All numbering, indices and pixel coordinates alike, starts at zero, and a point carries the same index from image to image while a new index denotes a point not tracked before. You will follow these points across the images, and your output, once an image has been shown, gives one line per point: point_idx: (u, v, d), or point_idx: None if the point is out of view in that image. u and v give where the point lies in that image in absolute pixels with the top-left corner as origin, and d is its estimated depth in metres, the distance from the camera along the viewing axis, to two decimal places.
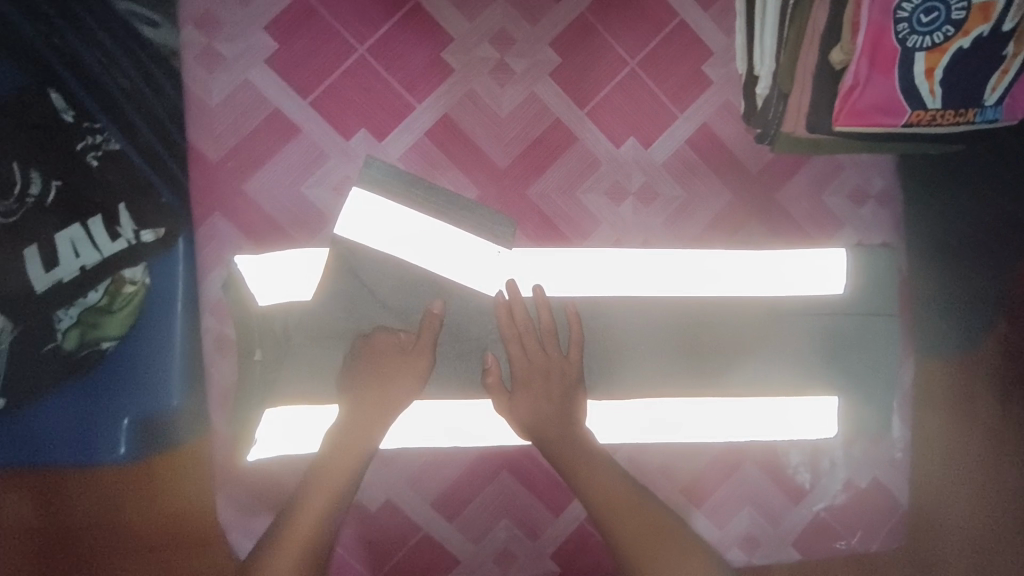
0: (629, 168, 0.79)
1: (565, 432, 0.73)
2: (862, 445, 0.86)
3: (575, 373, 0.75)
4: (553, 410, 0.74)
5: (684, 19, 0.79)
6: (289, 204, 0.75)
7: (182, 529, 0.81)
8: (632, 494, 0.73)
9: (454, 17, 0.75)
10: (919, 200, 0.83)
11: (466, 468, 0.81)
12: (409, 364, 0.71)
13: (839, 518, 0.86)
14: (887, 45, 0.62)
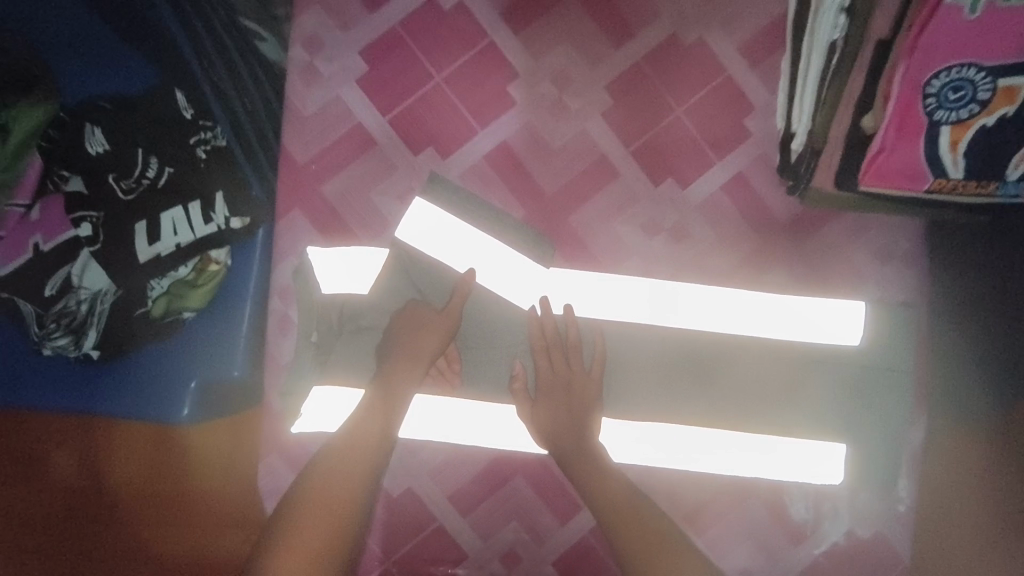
0: (667, 206, 0.86)
1: (578, 440, 0.79)
2: (868, 497, 0.88)
3: (594, 389, 0.81)
4: (569, 419, 0.79)
5: (731, 76, 0.86)
6: (358, 206, 0.84)
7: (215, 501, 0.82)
8: (639, 507, 0.76)
9: (522, 58, 0.85)
10: (940, 261, 0.86)
11: (485, 467, 0.86)
12: (433, 350, 0.78)
13: (839, 565, 0.88)
14: (914, 117, 0.68)
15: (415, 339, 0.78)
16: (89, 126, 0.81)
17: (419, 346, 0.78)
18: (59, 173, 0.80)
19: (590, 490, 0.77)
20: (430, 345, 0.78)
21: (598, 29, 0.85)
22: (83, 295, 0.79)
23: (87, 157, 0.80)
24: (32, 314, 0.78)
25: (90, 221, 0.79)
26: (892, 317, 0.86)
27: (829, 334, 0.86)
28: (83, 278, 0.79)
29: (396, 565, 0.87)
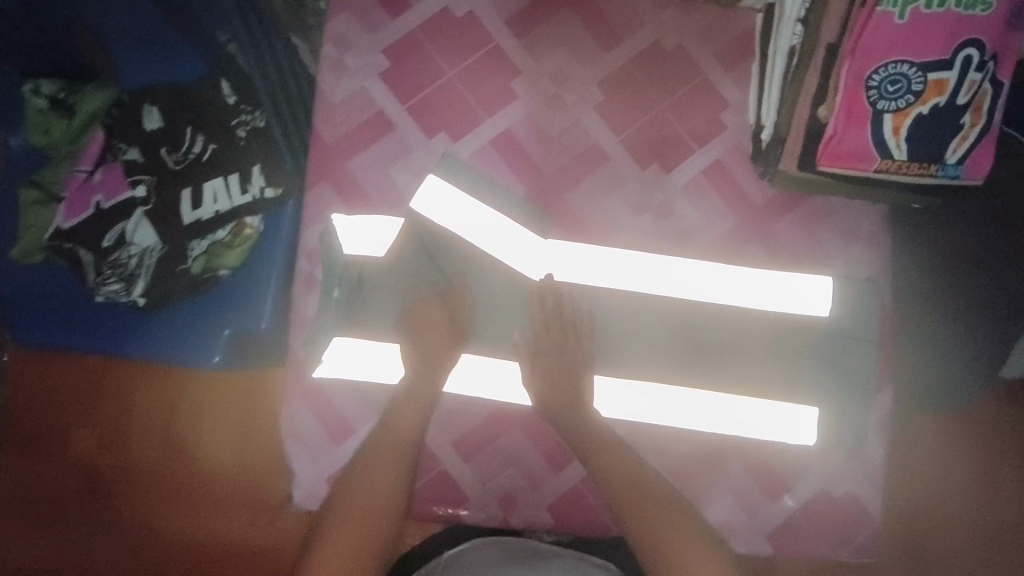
0: (652, 188, 0.97)
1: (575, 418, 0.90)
2: (839, 458, 0.95)
3: (585, 360, 0.93)
4: (570, 396, 0.91)
5: (708, 77, 0.98)
6: (378, 182, 0.95)
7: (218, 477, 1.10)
8: (632, 468, 0.87)
9: (525, 58, 0.96)
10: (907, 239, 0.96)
11: (485, 420, 0.96)
12: (454, 333, 0.92)
13: (812, 521, 0.95)
14: (860, 105, 0.78)
15: (429, 328, 0.91)
16: (147, 106, 0.92)
17: (438, 333, 0.91)
18: (118, 145, 0.91)
19: (591, 456, 0.88)
20: (446, 330, 0.92)
21: (593, 36, 0.97)
22: (133, 251, 0.90)
23: (144, 131, 0.91)
24: (91, 263, 0.90)
25: (144, 184, 0.90)
26: (857, 290, 0.95)
27: (801, 303, 0.95)
28: (135, 233, 0.89)
29: None
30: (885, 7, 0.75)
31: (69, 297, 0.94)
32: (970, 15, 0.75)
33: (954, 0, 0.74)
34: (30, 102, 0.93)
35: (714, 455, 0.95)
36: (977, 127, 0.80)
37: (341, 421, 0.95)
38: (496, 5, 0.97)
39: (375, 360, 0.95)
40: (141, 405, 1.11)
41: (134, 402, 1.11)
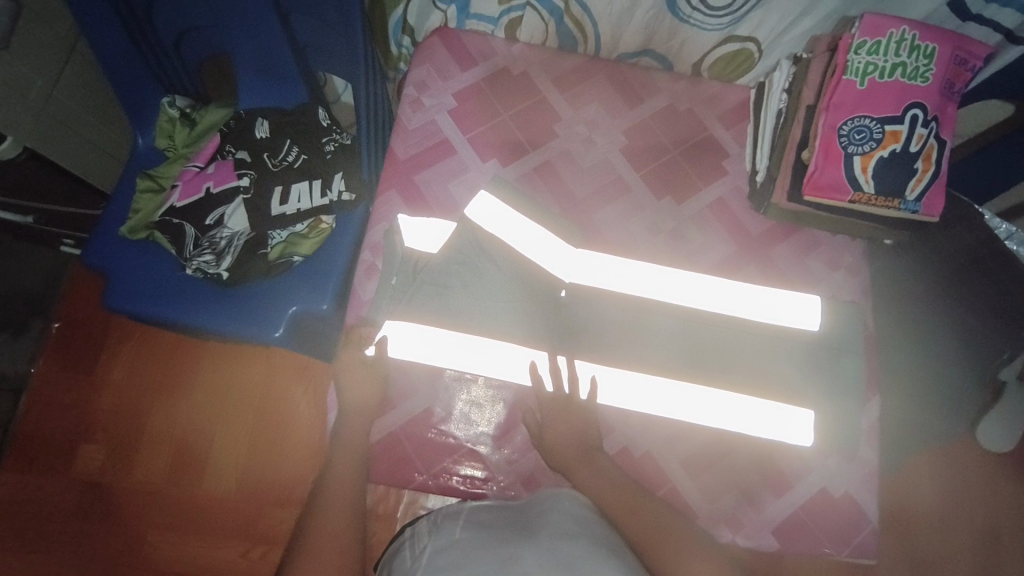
0: (666, 215, 1.15)
1: (587, 461, 0.95)
2: (836, 459, 1.05)
3: (578, 407, 1.01)
4: (580, 441, 0.98)
5: (712, 132, 1.20)
6: (439, 193, 1.13)
7: (181, 477, 1.41)
8: (636, 498, 0.89)
9: (566, 107, 1.20)
10: (877, 268, 1.16)
11: (508, 404, 1.06)
12: (371, 398, 1.00)
13: (815, 519, 1.02)
14: (834, 149, 0.99)
15: (356, 387, 1.00)
16: (259, 120, 1.14)
17: (363, 392, 1.00)
18: (229, 148, 1.12)
19: (583, 480, 0.93)
20: (370, 395, 1.00)
21: (619, 95, 1.21)
22: (226, 233, 1.06)
23: (253, 138, 1.12)
24: (192, 236, 1.06)
25: (248, 177, 1.09)
26: (844, 310, 1.11)
27: (792, 319, 1.08)
28: (232, 219, 1.07)
29: (432, 483, 1.03)
30: (849, 76, 0.98)
31: (163, 270, 1.08)
32: (913, 85, 0.98)
33: (900, 73, 0.98)
34: (164, 111, 1.15)
35: (720, 451, 1.04)
36: (928, 172, 0.99)
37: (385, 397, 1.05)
38: (544, 67, 1.22)
39: (424, 341, 1.04)
40: (195, 442, 1.43)
41: (193, 436, 1.43)
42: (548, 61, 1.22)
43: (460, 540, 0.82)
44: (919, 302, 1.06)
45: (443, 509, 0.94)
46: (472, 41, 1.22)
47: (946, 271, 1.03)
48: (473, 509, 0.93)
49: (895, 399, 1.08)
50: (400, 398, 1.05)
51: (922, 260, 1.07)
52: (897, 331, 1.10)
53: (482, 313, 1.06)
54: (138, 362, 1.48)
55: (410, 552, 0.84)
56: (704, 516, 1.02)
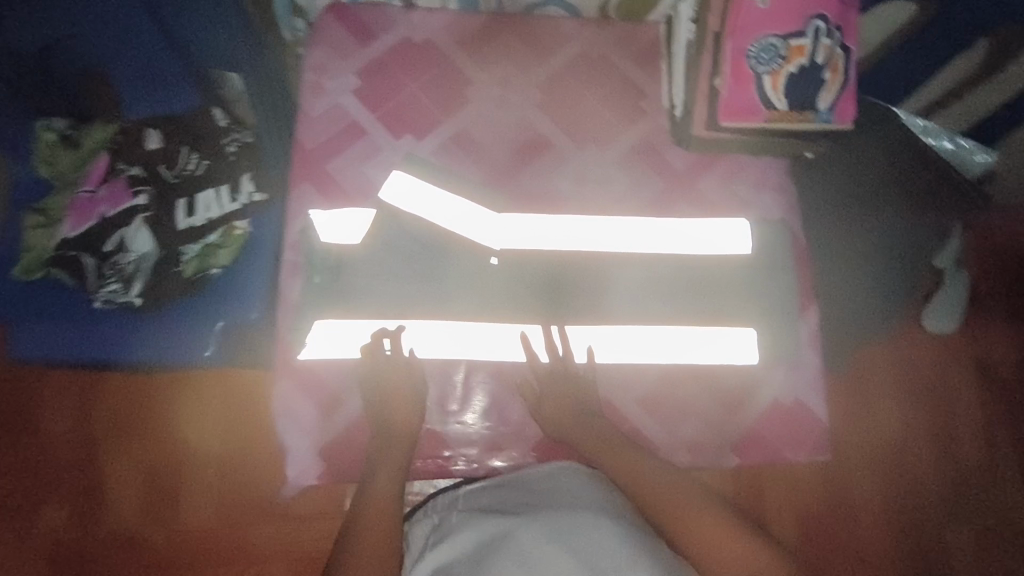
0: (589, 164, 1.13)
1: (580, 418, 0.99)
2: (780, 369, 1.08)
3: (559, 369, 1.02)
4: (568, 402, 0.99)
5: (628, 73, 1.17)
6: (355, 179, 1.08)
7: (127, 528, 1.23)
8: (623, 445, 0.95)
9: (473, 69, 1.14)
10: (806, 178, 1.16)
11: (464, 376, 1.05)
12: (418, 392, 1.00)
13: (770, 428, 1.07)
14: (743, 71, 0.98)
15: (388, 388, 0.98)
16: (149, 131, 1.07)
17: (398, 389, 0.98)
18: (120, 167, 1.04)
19: (601, 456, 0.95)
20: (410, 390, 0.99)
21: (529, 49, 1.16)
22: (132, 257, 0.99)
23: (145, 151, 1.05)
24: (92, 267, 0.99)
25: (146, 193, 1.02)
26: (771, 230, 1.13)
27: (720, 247, 1.11)
28: (134, 241, 1.00)
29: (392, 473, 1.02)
30: None
31: (65, 307, 1.00)
32: None
33: None
34: (42, 135, 1.07)
35: (673, 384, 1.06)
36: (837, 81, 0.99)
37: (331, 395, 1.03)
38: (448, 31, 1.15)
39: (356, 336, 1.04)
40: (137, 484, 1.25)
41: (133, 479, 1.25)
42: (450, 24, 1.15)
43: (469, 516, 0.91)
44: (838, 205, 1.10)
45: (439, 499, 0.99)
46: (367, 12, 1.13)
47: (861, 167, 1.06)
48: (468, 493, 0.98)
49: (825, 297, 1.15)
50: (348, 394, 1.03)
51: (840, 168, 1.09)
52: (828, 236, 1.12)
53: (416, 289, 1.05)
54: (48, 411, 1.28)
55: (426, 530, 0.93)
56: (666, 447, 1.05)
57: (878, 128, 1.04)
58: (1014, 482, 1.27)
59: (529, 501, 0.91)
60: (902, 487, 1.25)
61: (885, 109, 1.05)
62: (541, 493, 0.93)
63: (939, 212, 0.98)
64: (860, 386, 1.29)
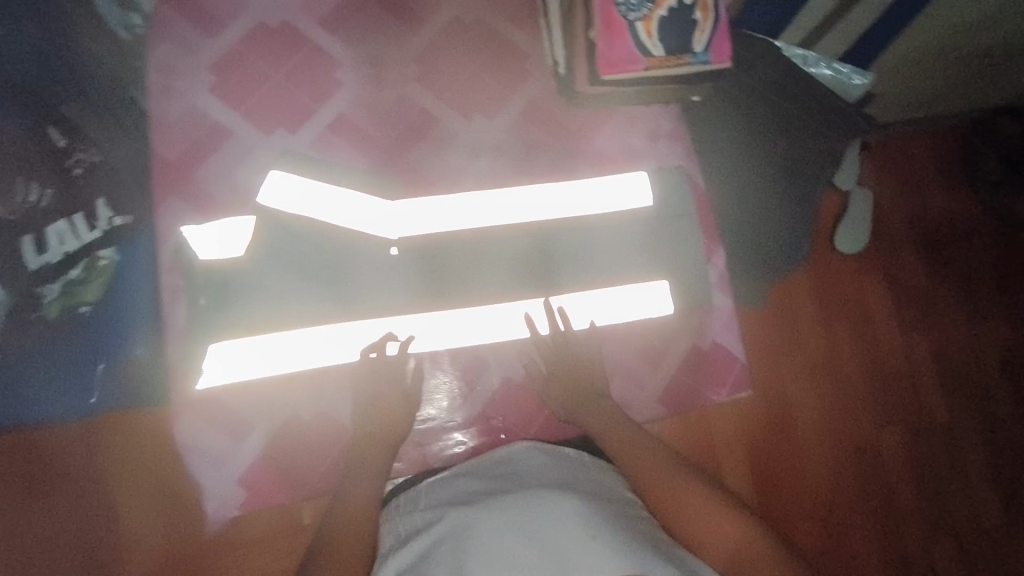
0: (480, 134, 1.08)
1: (594, 392, 0.99)
2: (681, 317, 1.14)
3: (551, 345, 1.03)
4: (573, 377, 1.01)
5: (507, 35, 1.12)
6: (230, 186, 1.00)
7: None
8: (613, 415, 0.95)
9: (340, 48, 1.06)
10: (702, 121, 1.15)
11: (448, 372, 1.06)
12: (413, 388, 0.99)
13: (687, 372, 1.14)
14: (615, 20, 0.95)
15: (379, 392, 0.96)
16: None
17: (386, 396, 0.96)
18: None
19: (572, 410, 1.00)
20: (407, 386, 0.98)
21: (397, 21, 1.08)
22: None
23: None
24: None
25: None
26: (670, 178, 1.14)
27: (622, 202, 1.10)
28: None
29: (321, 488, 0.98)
30: None
31: None
32: None
33: None
34: None
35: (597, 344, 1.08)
36: (710, 20, 0.97)
37: (240, 420, 0.97)
38: (306, 11, 1.05)
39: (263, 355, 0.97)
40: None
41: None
42: (306, 3, 1.06)
43: (443, 501, 0.88)
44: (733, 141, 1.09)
45: (400, 498, 0.95)
46: (213, 1, 1.03)
47: (744, 99, 1.06)
48: (432, 485, 0.94)
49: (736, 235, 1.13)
50: (259, 416, 0.98)
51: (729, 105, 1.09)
52: (727, 174, 1.12)
53: (304, 300, 0.99)
54: None
55: (401, 513, 0.90)
56: None
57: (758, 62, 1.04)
58: (942, 384, 1.29)
59: (503, 484, 0.88)
60: (829, 409, 1.25)
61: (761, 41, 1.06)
62: (504, 476, 0.92)
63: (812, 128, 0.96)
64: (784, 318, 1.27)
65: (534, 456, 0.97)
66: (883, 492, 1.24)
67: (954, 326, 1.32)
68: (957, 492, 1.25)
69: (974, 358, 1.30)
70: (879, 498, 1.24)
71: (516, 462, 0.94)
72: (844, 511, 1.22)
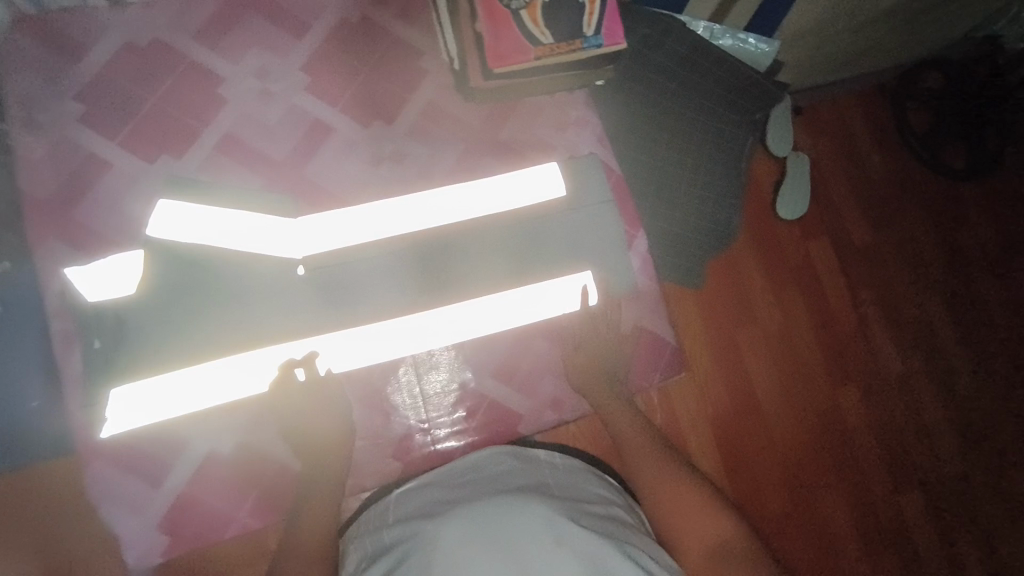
0: (380, 140, 1.06)
1: (610, 358, 1.08)
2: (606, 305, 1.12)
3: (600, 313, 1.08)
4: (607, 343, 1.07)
5: (398, 34, 1.08)
6: (113, 219, 0.95)
7: None
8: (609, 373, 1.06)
9: (220, 64, 1.01)
10: (611, 105, 1.18)
11: (469, 358, 1.08)
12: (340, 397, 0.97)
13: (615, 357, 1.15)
14: (498, 11, 0.93)
15: (313, 413, 0.94)
16: None
17: (314, 409, 0.94)
18: None
19: (587, 380, 1.05)
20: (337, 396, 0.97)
21: (277, 29, 1.04)
22: None
23: None
24: None
25: None
26: (580, 166, 1.12)
27: (534, 194, 1.09)
28: None
29: (250, 523, 0.95)
30: None
31: None
32: None
33: None
34: None
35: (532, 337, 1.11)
36: (597, 3, 0.96)
37: (152, 464, 0.92)
38: (177, 27, 1.00)
39: (162, 398, 0.92)
40: None
41: None
42: (176, 18, 1.00)
43: (412, 518, 0.86)
44: (652, 125, 1.17)
45: (370, 513, 0.93)
46: (70, 23, 0.97)
47: (662, 84, 1.16)
48: (400, 499, 0.92)
49: (665, 214, 1.19)
50: (173, 454, 0.94)
51: (646, 89, 1.17)
52: (642, 156, 1.18)
53: (266, 316, 0.97)
54: None
55: (367, 533, 0.88)
56: (528, 413, 1.09)
57: (662, 47, 1.15)
58: (878, 330, 1.49)
59: (475, 494, 0.87)
60: (773, 380, 1.42)
61: (664, 20, 1.14)
62: (474, 483, 0.91)
63: (732, 103, 1.18)
64: (727, 295, 1.42)
65: (502, 460, 0.96)
66: (846, 448, 1.43)
67: (889, 281, 1.51)
68: (913, 430, 1.46)
69: (932, 298, 1.52)
70: (843, 454, 1.42)
71: (483, 469, 0.94)
72: (810, 474, 1.40)
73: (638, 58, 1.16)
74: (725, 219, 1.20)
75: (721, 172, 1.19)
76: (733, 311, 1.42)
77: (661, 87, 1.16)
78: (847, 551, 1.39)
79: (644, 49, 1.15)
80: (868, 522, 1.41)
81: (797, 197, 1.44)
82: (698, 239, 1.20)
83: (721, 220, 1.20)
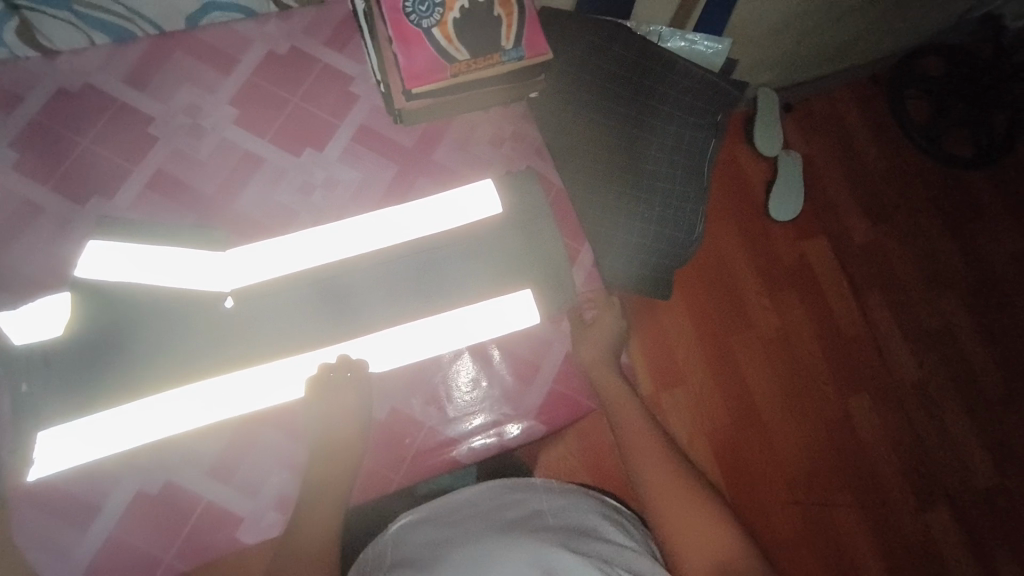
0: (312, 168, 1.05)
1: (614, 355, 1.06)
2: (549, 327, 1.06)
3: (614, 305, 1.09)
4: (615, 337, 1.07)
5: (326, 62, 1.08)
6: (43, 262, 0.96)
7: None
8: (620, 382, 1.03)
9: (149, 104, 1.02)
10: (558, 114, 1.14)
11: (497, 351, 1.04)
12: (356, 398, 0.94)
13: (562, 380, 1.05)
14: (408, 31, 0.92)
15: (338, 398, 0.93)
16: None
17: (343, 401, 0.93)
18: None
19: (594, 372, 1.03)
20: (351, 397, 0.94)
21: (206, 65, 1.05)
22: None
23: None
24: None
25: None
26: (514, 180, 1.08)
27: (466, 214, 1.05)
28: None
29: (183, 564, 0.92)
30: None
31: None
32: None
33: None
34: None
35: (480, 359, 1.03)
36: (513, 16, 0.94)
37: (78, 507, 0.91)
38: (106, 71, 1.02)
39: (94, 437, 0.91)
40: None
41: None
42: (105, 62, 1.02)
43: (411, 564, 0.77)
44: (601, 131, 1.13)
45: (366, 555, 0.84)
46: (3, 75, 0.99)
47: (614, 88, 1.13)
48: (400, 537, 0.83)
49: (626, 221, 1.12)
50: (102, 495, 0.92)
51: (598, 93, 1.13)
52: (590, 166, 1.13)
53: (245, 344, 0.97)
54: None
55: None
56: (464, 440, 1.02)
57: (609, 48, 1.12)
58: (886, 330, 1.49)
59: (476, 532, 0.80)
60: (773, 387, 1.42)
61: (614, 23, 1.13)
62: (471, 520, 0.84)
63: (692, 103, 1.14)
64: (726, 304, 1.45)
65: (502, 492, 0.89)
66: (856, 457, 1.41)
67: (899, 280, 1.52)
68: (928, 435, 1.45)
69: (942, 293, 1.53)
70: (852, 462, 1.41)
71: (482, 504, 0.87)
72: (823, 488, 1.39)
73: (589, 63, 1.12)
74: (691, 221, 1.15)
75: (686, 177, 1.14)
76: (729, 317, 1.45)
77: (610, 91, 1.13)
78: (866, 567, 1.36)
79: (591, 52, 1.12)
80: (885, 532, 1.38)
81: (789, 197, 1.49)
82: (660, 246, 1.14)
83: (688, 222, 1.14)
